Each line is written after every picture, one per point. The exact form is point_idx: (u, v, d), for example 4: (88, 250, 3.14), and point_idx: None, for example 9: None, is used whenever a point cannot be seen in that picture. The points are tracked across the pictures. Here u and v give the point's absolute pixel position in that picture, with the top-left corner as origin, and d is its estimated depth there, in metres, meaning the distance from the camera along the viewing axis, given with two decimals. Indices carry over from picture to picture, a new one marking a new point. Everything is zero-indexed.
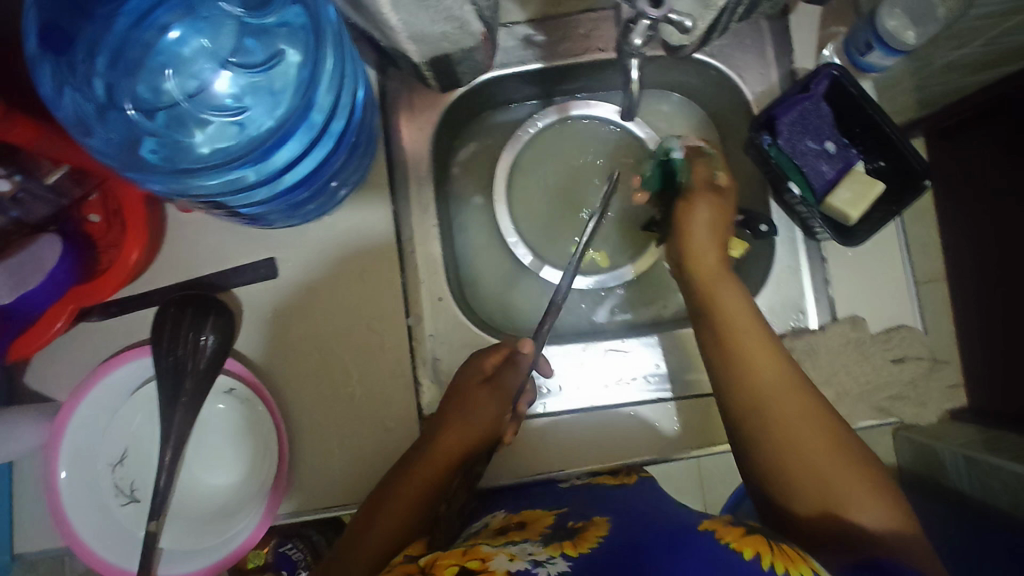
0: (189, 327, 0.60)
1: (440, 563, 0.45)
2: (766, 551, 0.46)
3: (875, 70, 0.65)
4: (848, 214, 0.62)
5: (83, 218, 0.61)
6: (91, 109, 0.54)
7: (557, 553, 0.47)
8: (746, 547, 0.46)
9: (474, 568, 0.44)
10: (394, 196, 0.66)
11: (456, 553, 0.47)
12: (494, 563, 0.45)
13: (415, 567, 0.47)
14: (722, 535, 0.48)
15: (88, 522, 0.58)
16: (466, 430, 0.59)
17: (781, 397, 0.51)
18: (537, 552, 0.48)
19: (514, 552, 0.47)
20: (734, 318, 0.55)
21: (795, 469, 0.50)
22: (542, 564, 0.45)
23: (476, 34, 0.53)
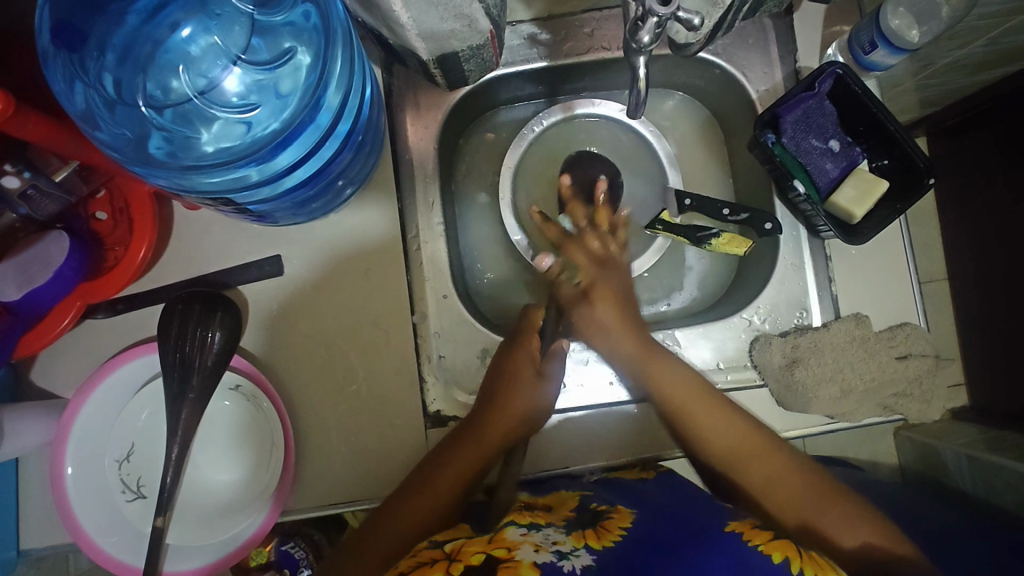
0: (197, 324, 0.60)
1: (466, 550, 0.48)
2: (795, 556, 0.47)
3: (878, 68, 0.65)
4: (853, 212, 0.62)
5: (89, 216, 0.61)
6: (101, 104, 0.55)
7: (580, 545, 0.50)
8: (775, 552, 0.47)
9: (500, 556, 0.46)
10: (399, 195, 0.66)
11: (482, 541, 0.49)
12: (520, 552, 0.47)
13: (440, 552, 0.49)
14: (749, 538, 0.49)
15: (94, 518, 0.59)
16: (499, 430, 0.61)
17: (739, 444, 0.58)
18: (561, 541, 0.50)
19: (540, 542, 0.49)
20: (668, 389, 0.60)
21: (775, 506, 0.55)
22: (566, 558, 0.47)
23: (484, 32, 0.53)
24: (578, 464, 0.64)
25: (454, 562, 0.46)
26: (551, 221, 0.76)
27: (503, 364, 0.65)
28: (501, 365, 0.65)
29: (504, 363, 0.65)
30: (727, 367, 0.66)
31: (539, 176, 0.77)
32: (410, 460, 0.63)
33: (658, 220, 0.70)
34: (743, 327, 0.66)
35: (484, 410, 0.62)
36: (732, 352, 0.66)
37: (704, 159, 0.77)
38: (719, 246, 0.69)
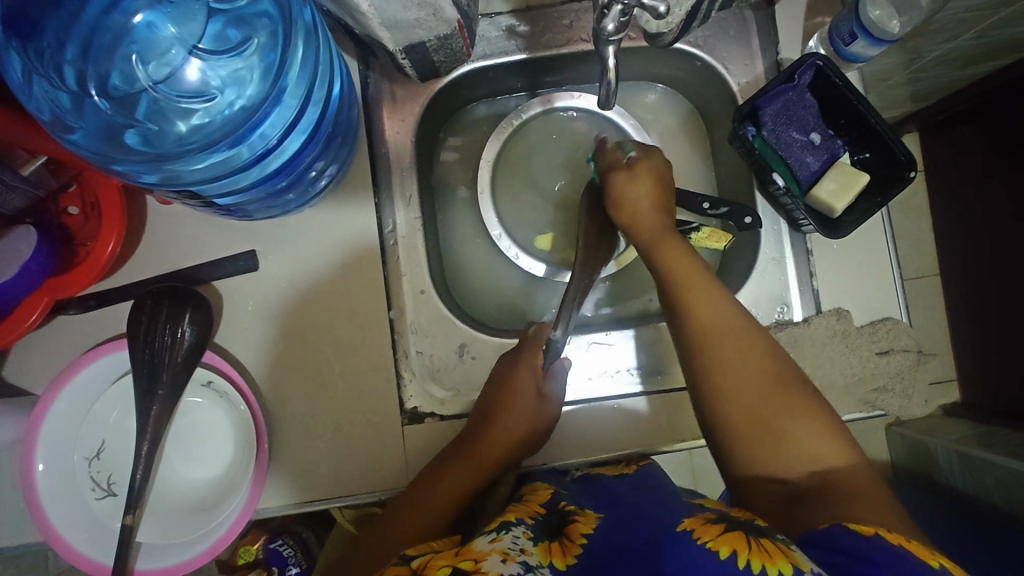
0: (165, 321, 0.59)
1: (433, 565, 0.45)
2: (743, 547, 0.44)
3: (859, 59, 0.63)
4: (832, 205, 0.61)
5: (60, 210, 0.60)
6: (64, 98, 0.53)
7: (545, 563, 0.46)
8: (722, 546, 0.44)
9: (467, 569, 0.43)
10: (376, 189, 0.66)
11: (450, 554, 0.47)
12: (488, 564, 0.43)
13: (406, 568, 0.45)
14: (699, 535, 0.46)
15: (64, 516, 0.58)
16: (495, 444, 0.61)
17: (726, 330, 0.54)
18: (529, 550, 0.47)
19: (508, 550, 0.45)
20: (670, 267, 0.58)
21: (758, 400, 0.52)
22: (532, 570, 0.44)
23: (451, 21, 0.53)
24: (562, 459, 0.63)
25: None
26: (533, 216, 0.76)
27: (503, 370, 0.63)
28: (500, 375, 0.63)
29: (503, 369, 0.63)
30: None
31: (521, 169, 0.76)
32: (387, 457, 0.62)
33: None
34: None
35: (481, 425, 0.61)
36: None
37: (687, 153, 0.76)
38: (700, 239, 0.70)
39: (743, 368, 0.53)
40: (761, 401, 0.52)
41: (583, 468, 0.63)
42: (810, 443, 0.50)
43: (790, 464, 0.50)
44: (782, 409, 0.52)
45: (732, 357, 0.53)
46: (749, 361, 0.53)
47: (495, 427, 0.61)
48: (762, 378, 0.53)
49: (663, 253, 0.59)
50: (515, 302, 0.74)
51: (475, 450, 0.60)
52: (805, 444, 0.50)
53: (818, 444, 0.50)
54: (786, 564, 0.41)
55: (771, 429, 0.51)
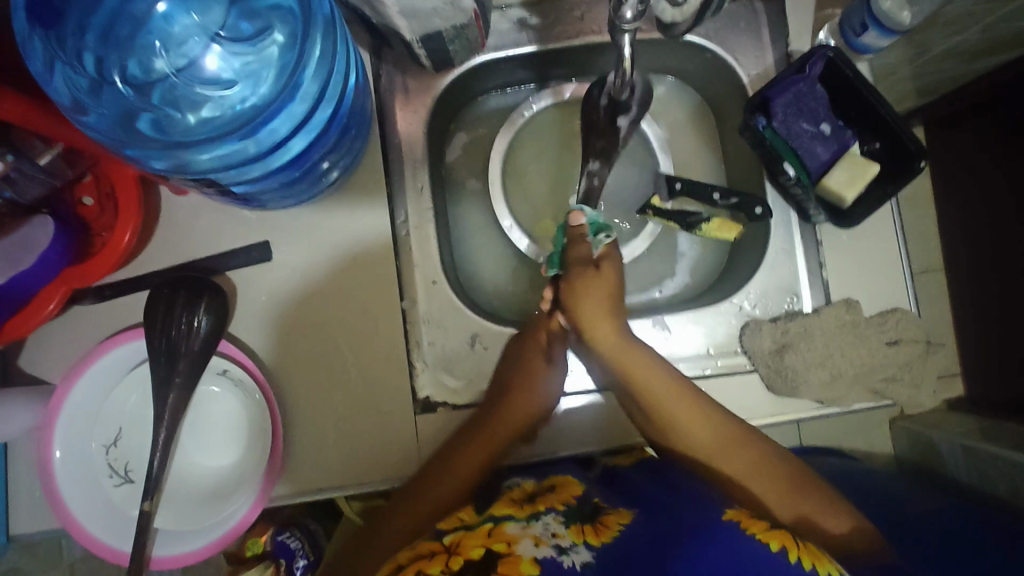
0: (182, 309, 0.60)
1: (465, 543, 0.47)
2: (791, 545, 0.46)
3: (871, 51, 0.65)
4: (843, 195, 0.62)
5: (76, 200, 0.61)
6: (84, 84, 0.54)
7: (579, 542, 0.49)
8: (772, 540, 0.46)
9: (500, 550, 0.46)
10: (388, 181, 0.66)
11: (482, 533, 0.49)
12: (521, 548, 0.47)
13: (438, 545, 0.48)
14: (746, 526, 0.48)
15: (83, 502, 0.58)
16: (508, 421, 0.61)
17: (714, 448, 0.55)
18: (560, 534, 0.49)
19: (539, 536, 0.48)
20: (647, 382, 0.57)
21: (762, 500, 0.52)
22: (564, 553, 0.47)
23: (467, 11, 0.53)
24: (576, 448, 0.63)
25: (454, 556, 0.46)
26: (542, 208, 0.76)
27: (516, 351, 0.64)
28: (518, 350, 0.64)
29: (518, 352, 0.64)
30: (717, 353, 0.65)
31: (531, 160, 0.77)
32: (400, 446, 0.63)
33: (647, 205, 0.72)
34: (732, 310, 0.66)
35: (495, 401, 0.62)
36: (721, 337, 0.66)
37: (695, 145, 0.77)
38: (710, 230, 0.69)
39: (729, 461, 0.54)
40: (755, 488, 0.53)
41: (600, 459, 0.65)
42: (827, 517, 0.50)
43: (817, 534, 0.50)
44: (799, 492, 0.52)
45: (717, 452, 0.54)
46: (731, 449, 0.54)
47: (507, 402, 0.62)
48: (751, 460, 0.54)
49: (629, 368, 0.57)
50: (523, 295, 0.75)
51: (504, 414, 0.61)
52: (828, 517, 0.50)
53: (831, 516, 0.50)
54: (832, 568, 0.44)
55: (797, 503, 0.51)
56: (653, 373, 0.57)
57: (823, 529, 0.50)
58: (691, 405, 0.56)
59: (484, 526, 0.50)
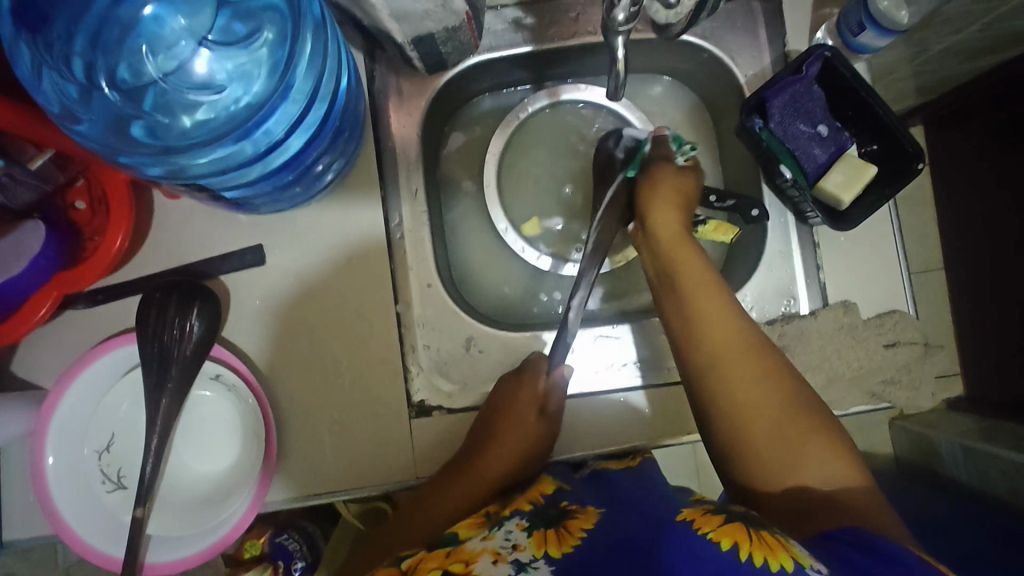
0: (174, 313, 0.59)
1: (423, 566, 0.46)
2: (744, 539, 0.43)
3: (868, 51, 0.64)
4: (840, 197, 0.61)
5: (67, 204, 0.61)
6: (73, 90, 0.53)
7: (540, 554, 0.46)
8: (723, 537, 0.43)
9: (456, 572, 0.44)
10: (383, 183, 0.66)
11: (440, 555, 0.47)
12: (477, 566, 0.44)
13: (397, 569, 0.47)
14: (699, 526, 0.46)
15: (75, 508, 0.58)
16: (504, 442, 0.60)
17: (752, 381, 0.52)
18: (521, 546, 0.47)
19: (499, 550, 0.47)
20: (697, 293, 0.55)
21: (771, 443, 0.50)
22: (524, 567, 0.45)
23: (459, 13, 0.53)
24: (572, 452, 0.64)
25: None
26: (537, 209, 0.76)
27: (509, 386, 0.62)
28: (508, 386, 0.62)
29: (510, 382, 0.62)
30: None
31: (527, 161, 0.76)
32: (397, 449, 0.62)
33: None
34: None
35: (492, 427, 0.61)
36: None
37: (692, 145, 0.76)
38: (705, 233, 0.69)
39: (758, 393, 0.51)
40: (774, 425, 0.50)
41: (592, 462, 0.64)
42: (818, 463, 0.50)
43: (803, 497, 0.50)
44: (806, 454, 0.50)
45: (744, 383, 0.51)
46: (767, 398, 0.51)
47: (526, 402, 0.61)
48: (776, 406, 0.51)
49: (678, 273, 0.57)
50: (519, 298, 0.74)
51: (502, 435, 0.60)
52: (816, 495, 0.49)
53: (826, 475, 0.50)
54: (786, 558, 0.41)
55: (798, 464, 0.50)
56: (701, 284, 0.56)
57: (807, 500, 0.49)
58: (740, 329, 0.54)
59: (445, 546, 0.49)
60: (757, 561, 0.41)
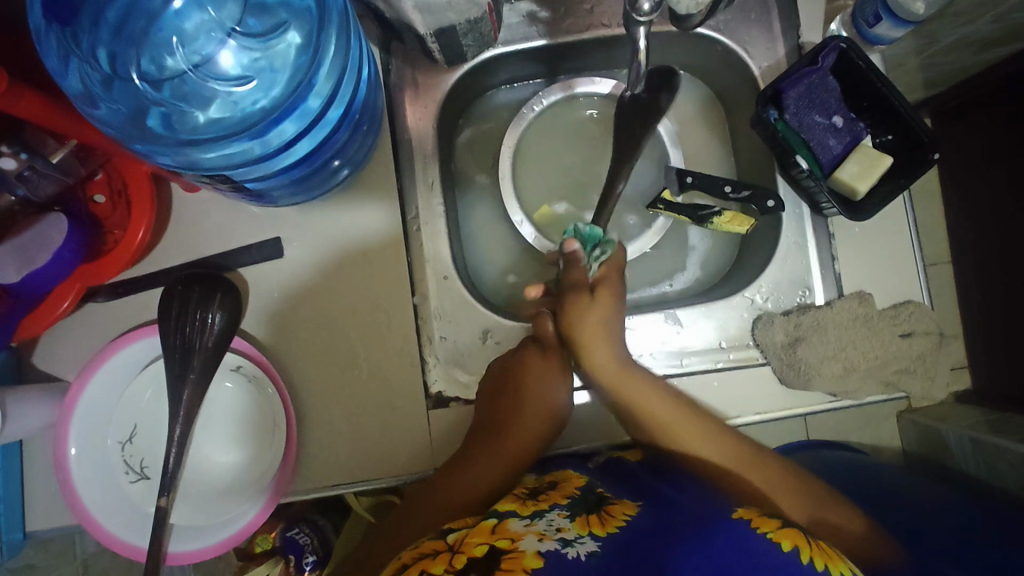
0: (196, 306, 0.60)
1: (469, 541, 0.47)
2: (805, 545, 0.45)
3: (884, 42, 0.64)
4: (855, 188, 0.62)
5: (88, 198, 0.61)
6: (97, 80, 0.54)
7: (585, 533, 0.48)
8: (785, 540, 0.45)
9: (503, 547, 0.45)
10: (399, 176, 0.66)
11: (485, 531, 0.48)
12: (524, 543, 0.46)
13: (443, 543, 0.48)
14: (758, 525, 0.47)
15: (99, 497, 0.59)
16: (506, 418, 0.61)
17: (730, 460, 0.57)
18: (564, 528, 0.49)
19: (543, 532, 0.48)
20: (642, 399, 0.59)
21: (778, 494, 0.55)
22: (570, 544, 0.46)
23: (481, 4, 0.53)
24: (586, 442, 0.64)
25: (457, 555, 0.45)
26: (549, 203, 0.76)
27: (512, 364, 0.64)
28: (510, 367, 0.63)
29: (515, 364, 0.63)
30: (729, 346, 0.65)
31: (540, 153, 0.76)
32: (416, 440, 0.63)
33: (659, 200, 0.71)
34: (744, 305, 0.66)
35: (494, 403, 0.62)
36: (734, 330, 0.66)
37: (704, 138, 0.77)
38: (720, 224, 0.69)
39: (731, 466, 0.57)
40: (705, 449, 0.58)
41: (606, 452, 0.64)
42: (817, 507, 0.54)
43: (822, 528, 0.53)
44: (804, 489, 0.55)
45: (673, 426, 0.58)
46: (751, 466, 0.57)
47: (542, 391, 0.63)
48: (755, 468, 0.57)
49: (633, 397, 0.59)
50: (534, 291, 0.75)
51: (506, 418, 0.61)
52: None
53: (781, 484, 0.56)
54: (842, 567, 0.44)
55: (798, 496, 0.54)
56: (647, 389, 0.59)
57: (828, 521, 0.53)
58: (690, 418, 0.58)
59: (486, 522, 0.50)
60: (810, 563, 0.44)
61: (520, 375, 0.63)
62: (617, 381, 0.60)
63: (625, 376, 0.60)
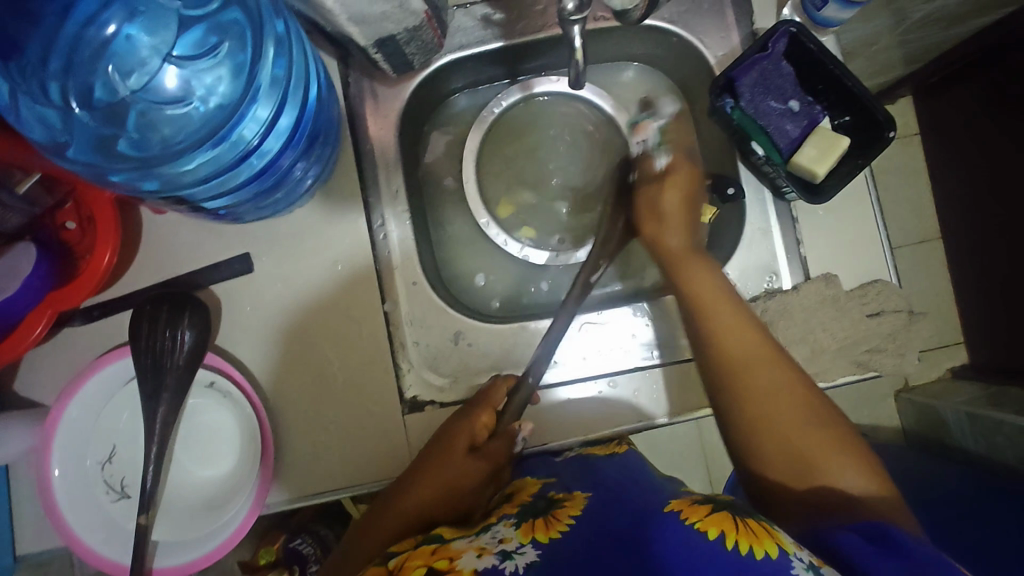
0: (165, 324, 0.60)
1: (409, 563, 0.45)
2: (731, 528, 0.43)
3: (834, 24, 0.64)
4: (814, 170, 0.62)
5: (58, 226, 0.62)
6: (54, 116, 0.55)
7: (527, 540, 0.47)
8: (710, 527, 0.44)
9: (440, 568, 0.44)
10: (363, 186, 0.67)
11: (425, 552, 0.46)
12: (462, 562, 0.44)
13: (382, 568, 0.46)
14: (687, 516, 0.46)
15: (82, 518, 0.60)
16: (446, 474, 0.57)
17: (770, 385, 0.51)
18: (508, 538, 0.47)
19: (484, 545, 0.46)
20: (695, 281, 0.57)
21: (800, 446, 0.49)
22: (509, 557, 0.45)
23: (418, 13, 0.54)
24: (560, 439, 0.64)
25: None
26: (518, 204, 0.77)
27: (451, 425, 0.61)
28: (454, 424, 0.61)
29: (455, 423, 0.61)
30: None
31: (504, 155, 0.77)
32: (393, 446, 0.64)
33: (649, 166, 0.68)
34: None
35: (433, 454, 0.59)
36: None
37: None
38: None
39: (770, 387, 0.51)
40: (785, 437, 0.49)
41: (577, 449, 0.65)
42: (849, 471, 0.47)
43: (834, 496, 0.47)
44: (822, 446, 0.48)
45: (746, 369, 0.52)
46: (785, 404, 0.50)
47: (499, 436, 0.60)
48: (786, 404, 0.50)
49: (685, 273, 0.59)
50: (506, 291, 0.76)
51: (441, 481, 0.57)
52: (840, 472, 0.47)
53: (853, 472, 0.47)
54: (773, 542, 0.42)
55: (813, 464, 0.48)
56: (707, 281, 0.57)
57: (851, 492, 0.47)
58: (741, 319, 0.54)
59: (431, 543, 0.48)
60: (742, 550, 0.42)
61: (460, 434, 0.60)
62: (719, 307, 0.55)
63: (687, 258, 0.60)
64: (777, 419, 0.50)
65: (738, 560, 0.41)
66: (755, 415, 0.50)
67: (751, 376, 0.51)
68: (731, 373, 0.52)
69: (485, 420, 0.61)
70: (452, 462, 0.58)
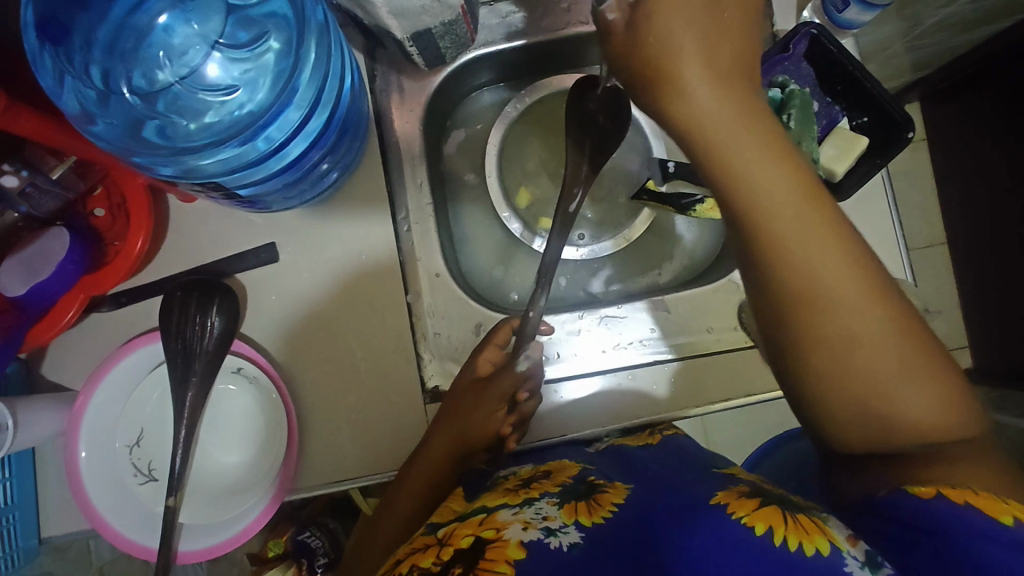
0: (195, 311, 0.61)
1: (457, 533, 0.45)
2: (779, 524, 0.41)
3: (855, 26, 0.65)
4: (833, 170, 0.63)
5: (88, 213, 0.63)
6: (92, 97, 0.56)
7: (571, 522, 0.46)
8: (757, 522, 0.41)
9: (488, 537, 0.43)
10: (388, 178, 0.68)
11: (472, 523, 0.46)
12: (509, 532, 0.44)
13: (432, 538, 0.47)
14: (733, 509, 0.44)
15: (109, 501, 0.61)
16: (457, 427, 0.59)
17: (844, 302, 0.40)
18: (552, 517, 0.46)
19: (530, 520, 0.46)
20: (742, 152, 0.40)
21: (871, 370, 0.40)
22: (552, 534, 0.44)
23: (454, 7, 0.55)
24: (586, 429, 0.65)
25: (443, 548, 0.44)
26: (538, 199, 0.78)
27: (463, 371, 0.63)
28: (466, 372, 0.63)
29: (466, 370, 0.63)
30: (717, 330, 0.67)
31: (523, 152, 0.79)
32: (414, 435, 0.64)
33: (643, 190, 0.74)
34: (730, 287, 0.68)
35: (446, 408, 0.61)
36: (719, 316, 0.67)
37: None
38: (702, 212, 0.70)
39: (843, 300, 0.40)
40: (858, 362, 0.40)
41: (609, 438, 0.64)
42: (919, 393, 0.40)
43: (900, 433, 0.41)
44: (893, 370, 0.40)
45: (817, 281, 0.40)
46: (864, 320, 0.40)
47: (501, 372, 0.62)
48: (863, 317, 0.40)
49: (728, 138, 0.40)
50: (523, 284, 0.77)
51: (453, 435, 0.59)
52: (909, 399, 0.40)
53: (927, 399, 0.40)
54: (821, 542, 0.40)
55: (885, 395, 0.40)
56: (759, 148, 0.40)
57: (918, 421, 0.40)
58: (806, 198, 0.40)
59: (478, 515, 0.48)
60: (792, 546, 0.40)
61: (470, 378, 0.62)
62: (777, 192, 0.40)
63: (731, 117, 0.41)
64: (848, 348, 0.40)
65: (785, 555, 0.39)
66: (823, 340, 0.40)
67: (824, 292, 0.40)
68: (798, 286, 0.40)
69: (491, 355, 0.63)
70: (461, 412, 0.60)
